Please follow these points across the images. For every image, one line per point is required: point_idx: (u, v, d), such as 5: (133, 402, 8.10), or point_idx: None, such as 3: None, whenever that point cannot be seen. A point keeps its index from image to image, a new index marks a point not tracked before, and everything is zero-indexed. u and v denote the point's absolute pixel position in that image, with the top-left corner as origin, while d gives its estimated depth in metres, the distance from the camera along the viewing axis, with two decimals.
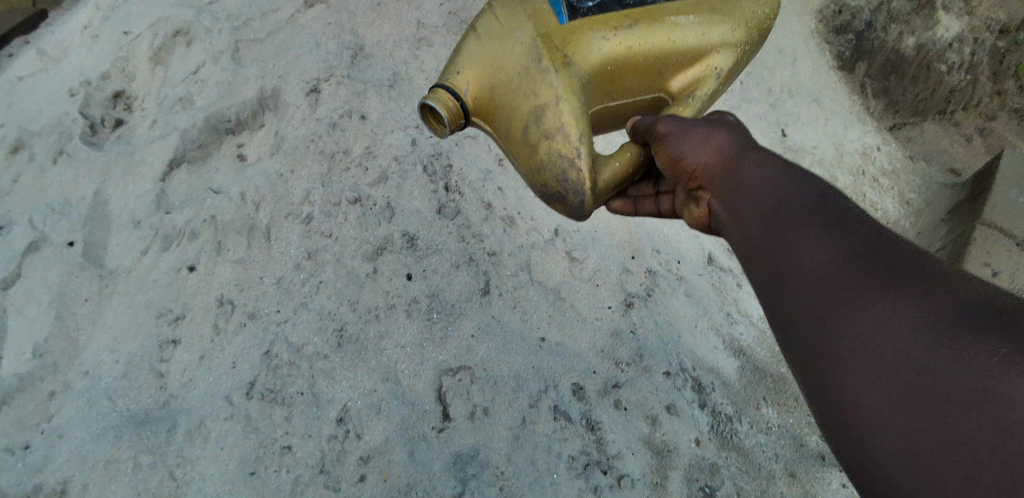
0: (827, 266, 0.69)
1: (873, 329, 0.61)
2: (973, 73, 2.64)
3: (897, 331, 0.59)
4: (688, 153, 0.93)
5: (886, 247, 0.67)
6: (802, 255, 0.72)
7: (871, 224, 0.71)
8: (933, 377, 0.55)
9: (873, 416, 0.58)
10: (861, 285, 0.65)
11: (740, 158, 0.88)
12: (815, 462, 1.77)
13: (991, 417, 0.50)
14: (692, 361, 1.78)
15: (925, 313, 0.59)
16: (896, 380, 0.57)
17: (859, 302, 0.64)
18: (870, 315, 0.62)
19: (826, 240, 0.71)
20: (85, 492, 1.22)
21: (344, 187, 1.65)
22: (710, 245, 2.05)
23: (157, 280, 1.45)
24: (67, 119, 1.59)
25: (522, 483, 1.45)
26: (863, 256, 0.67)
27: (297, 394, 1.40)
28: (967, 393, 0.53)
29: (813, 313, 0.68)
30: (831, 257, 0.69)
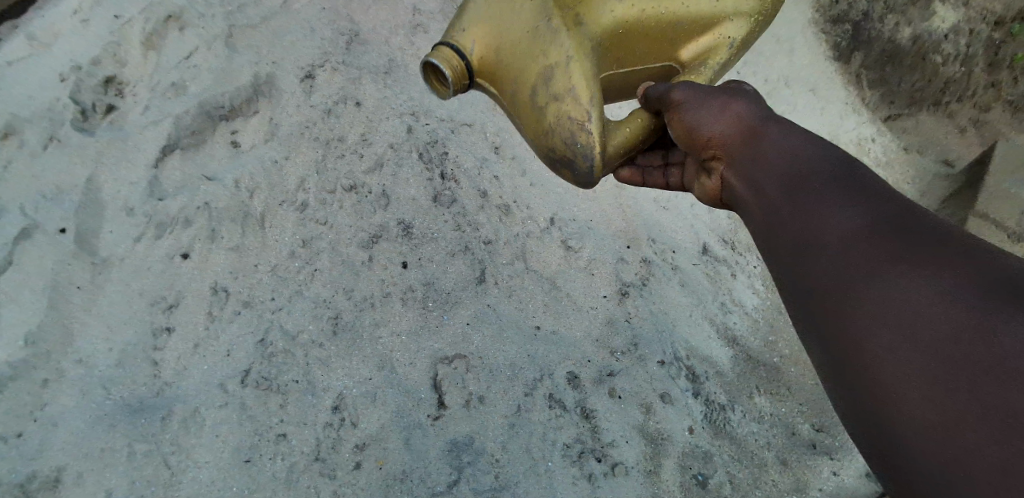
0: (835, 253, 0.72)
1: (879, 314, 0.63)
2: (967, 66, 2.58)
3: (901, 316, 0.61)
4: (703, 126, 0.95)
5: (894, 228, 0.69)
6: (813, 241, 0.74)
7: (880, 204, 0.73)
8: (934, 358, 0.57)
9: (883, 396, 0.60)
10: (867, 271, 0.67)
11: (758, 137, 0.91)
12: (806, 451, 1.80)
13: (995, 398, 0.52)
14: (686, 350, 1.79)
15: (930, 291, 0.61)
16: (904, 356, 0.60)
17: (869, 281, 0.66)
18: (878, 297, 0.64)
19: (838, 225, 0.73)
20: (80, 479, 1.21)
21: (339, 175, 1.64)
22: (705, 235, 2.06)
23: (151, 268, 1.44)
24: (57, 104, 1.55)
25: (517, 470, 1.45)
26: (870, 240, 0.69)
27: (293, 382, 1.40)
28: (974, 361, 0.54)
29: (823, 298, 0.70)
30: (839, 240, 0.71)
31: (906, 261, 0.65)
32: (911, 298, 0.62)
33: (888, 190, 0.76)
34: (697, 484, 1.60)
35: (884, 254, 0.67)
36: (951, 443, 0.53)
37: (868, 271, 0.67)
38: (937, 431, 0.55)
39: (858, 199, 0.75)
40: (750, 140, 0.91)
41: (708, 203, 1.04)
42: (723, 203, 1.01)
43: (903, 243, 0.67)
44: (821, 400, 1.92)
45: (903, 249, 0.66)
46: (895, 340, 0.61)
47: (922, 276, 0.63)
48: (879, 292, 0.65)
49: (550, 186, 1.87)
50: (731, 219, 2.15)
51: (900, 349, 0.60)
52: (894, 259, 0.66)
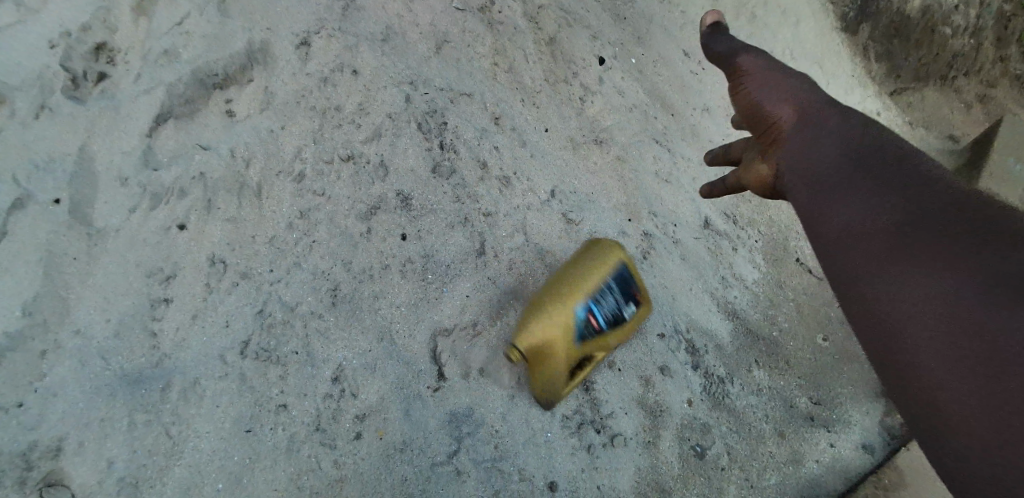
0: (856, 245, 0.81)
1: (887, 303, 0.74)
2: (977, 39, 2.69)
3: (908, 306, 0.72)
4: (774, 113, 1.05)
5: (917, 223, 0.77)
6: (842, 227, 0.85)
7: (899, 193, 0.82)
8: (937, 347, 0.67)
9: (898, 368, 0.71)
10: (885, 263, 0.77)
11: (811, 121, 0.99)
12: (803, 423, 1.81)
13: (997, 383, 0.62)
14: (686, 323, 1.79)
15: (933, 275, 0.71)
16: (914, 332, 0.70)
17: (883, 264, 0.77)
18: (890, 281, 0.75)
19: (852, 218, 0.84)
20: (81, 449, 1.21)
21: (336, 145, 1.62)
22: (707, 209, 2.04)
23: (146, 239, 1.42)
24: (47, 72, 1.49)
25: (517, 441, 1.46)
26: (892, 237, 0.78)
27: (293, 353, 1.40)
28: (979, 343, 0.64)
29: (842, 280, 0.82)
30: (864, 228, 0.82)
31: (924, 255, 0.74)
32: (921, 288, 0.71)
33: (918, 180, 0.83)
34: (695, 455, 1.61)
35: (903, 248, 0.76)
36: (952, 424, 0.64)
37: (887, 264, 0.76)
38: (935, 410, 0.66)
39: (886, 197, 0.83)
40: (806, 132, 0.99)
41: (757, 192, 1.06)
42: (774, 192, 1.03)
43: (923, 237, 0.75)
44: (819, 374, 1.93)
45: (921, 245, 0.75)
46: (902, 327, 0.71)
47: (935, 268, 0.72)
48: (890, 282, 0.75)
49: (550, 159, 1.86)
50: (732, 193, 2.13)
51: (903, 335, 0.71)
52: (910, 253, 0.75)
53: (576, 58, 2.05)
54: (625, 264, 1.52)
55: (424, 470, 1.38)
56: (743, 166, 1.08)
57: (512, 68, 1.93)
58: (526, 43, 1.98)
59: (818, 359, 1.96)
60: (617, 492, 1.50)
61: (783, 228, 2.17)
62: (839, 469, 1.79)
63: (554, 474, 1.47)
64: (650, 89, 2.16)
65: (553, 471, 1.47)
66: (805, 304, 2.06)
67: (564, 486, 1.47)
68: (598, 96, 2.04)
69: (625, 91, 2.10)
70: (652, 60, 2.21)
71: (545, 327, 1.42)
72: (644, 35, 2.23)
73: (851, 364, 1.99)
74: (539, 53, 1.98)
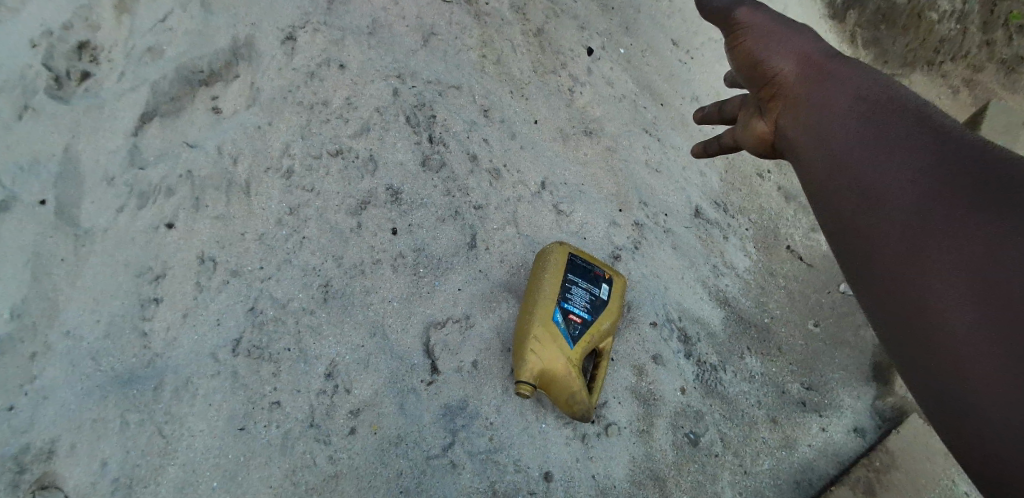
0: (860, 219, 0.74)
1: (891, 283, 0.67)
2: (963, 23, 2.70)
3: (911, 284, 0.65)
4: (773, 62, 0.94)
5: (920, 187, 0.69)
6: (846, 175, 0.78)
7: (909, 133, 0.74)
8: (943, 325, 0.60)
9: (902, 318, 0.65)
10: (891, 234, 0.69)
11: (821, 67, 0.90)
12: (796, 409, 1.83)
13: (997, 317, 0.56)
14: (678, 312, 1.80)
15: (941, 216, 0.65)
16: (919, 277, 0.64)
17: (887, 212, 0.71)
18: (895, 227, 0.69)
19: (862, 161, 0.77)
20: (73, 451, 1.20)
21: (324, 140, 1.61)
22: (697, 198, 2.05)
23: (135, 238, 1.41)
24: (30, 71, 1.46)
25: (511, 432, 1.47)
26: (893, 206, 0.70)
27: (285, 350, 1.39)
28: (982, 286, 0.58)
29: (850, 230, 0.75)
30: (868, 176, 0.75)
31: (931, 225, 0.65)
32: (923, 263, 0.64)
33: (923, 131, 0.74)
34: (688, 442, 1.62)
35: (904, 220, 0.69)
36: (959, 370, 0.58)
37: (894, 239, 0.69)
38: (938, 355, 0.60)
39: (885, 160, 0.74)
40: (806, 87, 0.90)
41: (756, 151, 0.99)
42: (774, 151, 0.97)
43: (923, 205, 0.67)
44: (810, 360, 1.94)
45: (924, 213, 0.67)
46: (905, 308, 0.65)
47: (937, 239, 0.64)
48: (892, 254, 0.69)
49: (540, 150, 1.86)
50: (723, 182, 2.14)
51: (910, 281, 0.65)
52: (911, 223, 0.68)
53: (564, 49, 2.04)
54: (569, 259, 1.54)
55: (420, 464, 1.38)
56: (741, 124, 1.01)
57: (500, 60, 1.93)
58: (514, 34, 1.97)
59: (809, 345, 1.97)
60: (612, 480, 1.51)
61: (774, 215, 2.19)
62: (833, 453, 1.80)
63: (549, 464, 1.47)
64: (638, 79, 2.16)
65: (548, 461, 1.47)
66: (797, 290, 2.07)
67: (559, 476, 1.47)
68: (587, 87, 2.03)
69: (614, 81, 2.09)
70: (640, 50, 2.21)
71: (549, 352, 1.42)
72: (632, 25, 2.23)
73: (842, 349, 2.01)
74: (526, 44, 1.98)
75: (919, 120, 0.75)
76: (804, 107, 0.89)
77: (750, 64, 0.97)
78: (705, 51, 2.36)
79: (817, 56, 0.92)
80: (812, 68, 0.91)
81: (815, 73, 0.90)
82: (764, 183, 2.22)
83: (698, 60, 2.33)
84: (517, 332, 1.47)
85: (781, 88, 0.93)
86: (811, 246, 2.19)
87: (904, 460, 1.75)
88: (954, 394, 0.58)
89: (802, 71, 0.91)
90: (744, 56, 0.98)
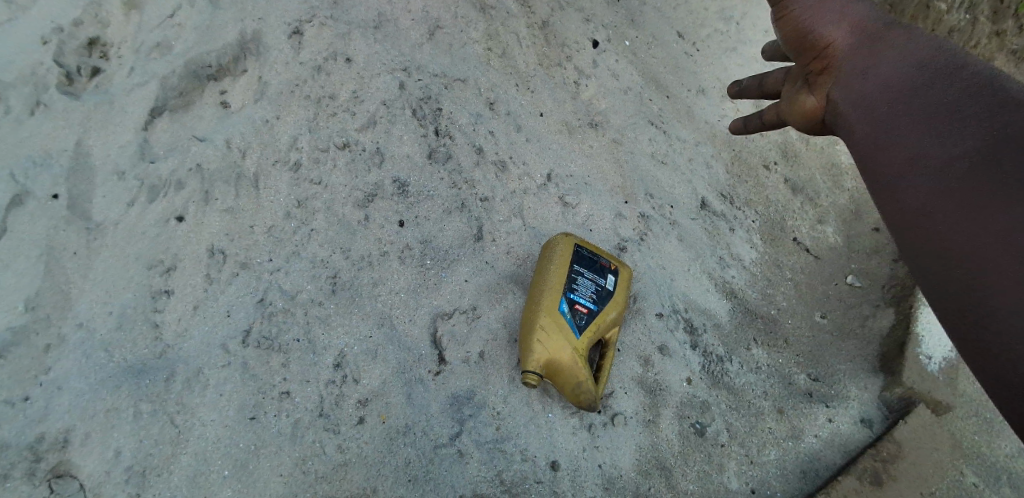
0: (904, 196, 0.77)
1: (932, 256, 0.72)
2: (972, 13, 2.67)
3: (950, 256, 0.70)
4: (826, 38, 0.96)
5: (950, 173, 0.73)
6: (890, 156, 0.81)
7: (945, 113, 0.77)
8: (983, 297, 0.65)
9: (944, 291, 0.70)
10: (929, 209, 0.74)
11: (873, 42, 0.92)
12: (803, 399, 1.83)
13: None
14: (684, 303, 1.81)
15: (968, 194, 0.70)
16: (957, 251, 0.70)
17: (923, 190, 0.75)
18: (932, 205, 0.74)
19: (904, 144, 0.80)
20: (87, 440, 1.22)
21: (332, 133, 1.62)
22: (703, 191, 2.04)
23: (145, 231, 1.42)
24: (40, 68, 1.48)
25: (518, 422, 1.48)
26: (932, 191, 0.74)
27: (294, 341, 1.41)
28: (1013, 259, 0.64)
29: (896, 207, 0.79)
30: (909, 158, 0.78)
31: (966, 201, 0.70)
32: (954, 249, 0.70)
33: (952, 112, 0.76)
34: (695, 432, 1.63)
35: (936, 208, 0.73)
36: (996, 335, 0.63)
37: (935, 214, 0.73)
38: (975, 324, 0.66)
39: (919, 148, 0.77)
40: (855, 62, 0.92)
41: (801, 127, 1.01)
42: (818, 127, 0.99)
43: (949, 192, 0.72)
44: (818, 351, 1.94)
45: (950, 201, 0.72)
46: (948, 282, 0.70)
47: (963, 228, 0.70)
48: (935, 230, 0.73)
49: (545, 143, 1.86)
50: (729, 174, 2.13)
51: (951, 257, 0.70)
52: (938, 210, 0.73)
53: (569, 41, 2.04)
54: (576, 249, 1.55)
55: (428, 453, 1.40)
56: (786, 99, 1.03)
57: (505, 53, 1.93)
58: (519, 27, 1.98)
59: (816, 336, 1.97)
60: (618, 470, 1.52)
61: (781, 208, 2.17)
62: (839, 444, 1.79)
63: (556, 454, 1.48)
64: (644, 71, 2.16)
65: (554, 450, 1.48)
66: (803, 282, 2.07)
67: (566, 466, 1.48)
68: (593, 80, 2.04)
69: (619, 73, 2.09)
70: (646, 42, 2.21)
71: (554, 342, 1.43)
72: (637, 18, 2.22)
73: (850, 340, 2.00)
74: (532, 37, 1.99)
75: (957, 95, 0.77)
76: (851, 84, 0.91)
77: (799, 34, 1.00)
78: (712, 43, 2.34)
79: (869, 31, 0.94)
80: (867, 37, 0.93)
81: (867, 46, 0.92)
82: (771, 175, 2.21)
83: (704, 51, 2.32)
84: (524, 320, 1.48)
85: (832, 59, 0.95)
86: (818, 238, 2.17)
87: (914, 451, 1.74)
88: (985, 372, 0.64)
89: (855, 44, 0.93)
90: (794, 33, 1.00)
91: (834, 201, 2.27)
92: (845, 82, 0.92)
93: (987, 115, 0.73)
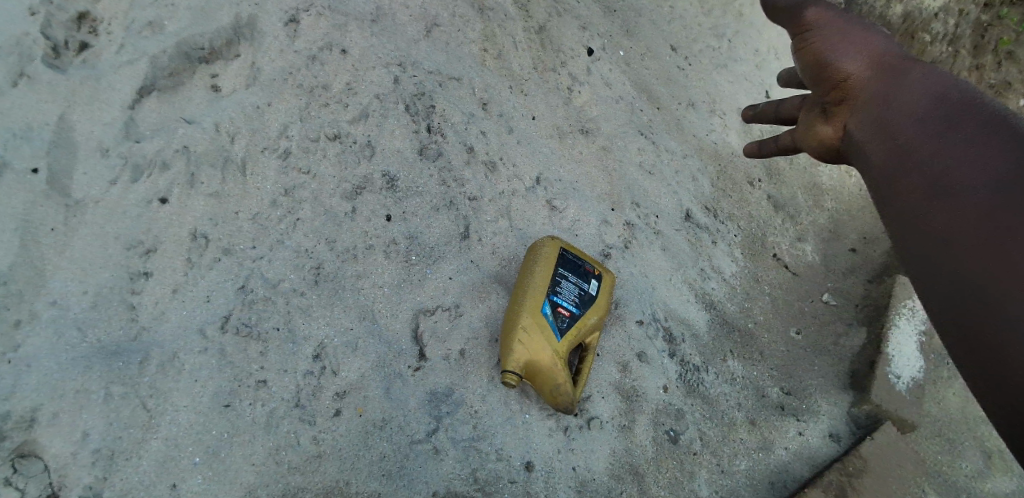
0: (913, 202, 0.80)
1: (936, 256, 0.74)
2: (954, 46, 2.76)
3: (952, 254, 0.72)
4: (843, 66, 1.00)
5: (961, 178, 0.75)
6: (905, 166, 0.83)
7: (953, 123, 0.80)
8: (980, 292, 0.67)
9: (945, 291, 0.72)
10: (937, 213, 0.76)
11: (890, 70, 0.95)
12: (774, 412, 1.86)
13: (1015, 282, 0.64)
14: (664, 312, 1.83)
15: (971, 196, 0.73)
16: (959, 251, 0.72)
17: (932, 196, 0.78)
18: (939, 209, 0.76)
19: (915, 154, 0.83)
20: (55, 420, 1.20)
21: (323, 123, 1.61)
22: (688, 202, 2.07)
23: (127, 211, 1.40)
24: (26, 39, 1.45)
25: (494, 422, 1.48)
26: (941, 194, 0.77)
27: (273, 329, 1.40)
28: (1006, 256, 0.66)
29: (905, 213, 0.81)
30: (920, 166, 0.81)
31: (969, 203, 0.73)
32: (964, 251, 0.71)
33: (960, 123, 0.80)
34: (668, 439, 1.65)
35: (951, 212, 0.74)
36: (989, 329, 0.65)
37: (941, 217, 0.76)
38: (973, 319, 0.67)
39: (936, 157, 0.79)
40: (870, 90, 0.95)
41: (816, 153, 1.06)
42: (832, 153, 1.03)
43: (966, 197, 0.73)
44: (792, 366, 1.98)
45: (964, 204, 0.73)
46: (948, 282, 0.72)
47: (964, 227, 0.72)
48: (939, 232, 0.75)
49: (536, 146, 1.88)
50: (714, 188, 2.17)
51: (952, 257, 0.72)
52: (944, 212, 0.75)
53: (565, 47, 2.06)
54: (562, 252, 1.57)
55: (403, 448, 1.39)
56: (803, 126, 1.08)
57: (501, 55, 1.94)
58: (516, 30, 1.99)
59: (790, 351, 2.01)
60: (592, 473, 1.53)
61: (762, 223, 2.21)
62: (808, 457, 1.82)
63: (531, 455, 1.48)
64: (636, 81, 2.19)
65: (530, 451, 1.49)
66: (780, 298, 2.10)
67: (540, 467, 1.48)
68: (586, 86, 2.05)
69: (612, 82, 2.12)
70: (640, 53, 2.24)
71: (536, 344, 1.44)
72: (632, 29, 2.26)
73: (823, 357, 2.04)
74: (528, 41, 2.00)
75: (965, 108, 0.81)
76: (868, 109, 0.94)
77: (816, 64, 1.04)
78: (705, 57, 2.38)
79: (887, 59, 0.98)
80: (884, 67, 0.97)
81: (883, 76, 0.95)
82: (754, 191, 2.24)
83: (697, 66, 2.35)
84: (506, 319, 1.49)
85: (849, 87, 0.99)
86: (797, 255, 2.21)
87: (879, 468, 1.77)
88: (988, 373, 0.64)
89: (871, 74, 0.97)
90: (812, 59, 1.05)
91: (813, 220, 2.32)
92: (859, 111, 0.96)
93: (989, 125, 0.77)
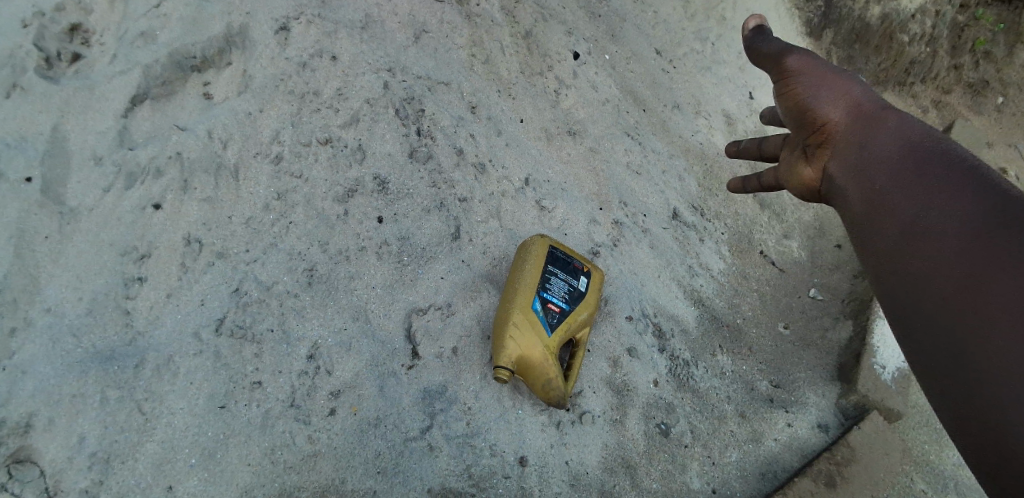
0: (903, 242, 0.79)
1: (931, 293, 0.73)
2: (932, 46, 2.83)
3: (946, 288, 0.72)
4: (822, 110, 0.98)
5: (952, 215, 0.75)
6: (894, 207, 0.82)
7: (933, 164, 0.82)
8: (975, 319, 0.67)
9: (938, 322, 0.71)
10: (930, 253, 0.75)
11: (869, 116, 0.94)
12: (764, 404, 1.89)
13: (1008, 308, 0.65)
14: (653, 308, 1.86)
15: (962, 231, 0.73)
16: (952, 285, 0.71)
17: (926, 231, 0.77)
18: (931, 247, 0.75)
19: (900, 192, 0.82)
20: (51, 425, 1.21)
21: (314, 128, 1.64)
22: (675, 201, 2.11)
23: (122, 217, 1.42)
24: (19, 51, 1.49)
25: (488, 417, 1.50)
26: (935, 231, 0.76)
27: (267, 331, 1.41)
28: (997, 282, 0.67)
29: (893, 254, 0.80)
30: (907, 206, 0.80)
31: (959, 235, 0.73)
32: (945, 287, 0.72)
33: (941, 165, 0.81)
34: (660, 432, 1.67)
35: (934, 249, 0.75)
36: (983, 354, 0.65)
37: (934, 255, 0.75)
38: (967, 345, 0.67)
39: (925, 195, 0.79)
40: (851, 137, 0.94)
41: (798, 193, 1.02)
42: (816, 196, 1.00)
43: (957, 227, 0.74)
44: (780, 359, 2.01)
45: (944, 240, 0.74)
46: (943, 314, 0.71)
47: (956, 262, 0.72)
48: (934, 269, 0.74)
49: (524, 148, 1.91)
50: (700, 187, 2.20)
51: (946, 292, 0.71)
52: (940, 249, 0.74)
53: (552, 52, 2.10)
54: (552, 251, 1.59)
55: (397, 446, 1.41)
56: (785, 166, 1.04)
57: (489, 60, 1.98)
58: (503, 36, 2.03)
59: (779, 346, 2.04)
60: (585, 467, 1.55)
61: (748, 221, 2.24)
62: (798, 448, 1.85)
63: (524, 450, 1.50)
64: (622, 84, 2.23)
65: (523, 446, 1.51)
66: (768, 294, 2.14)
67: (534, 462, 1.50)
68: (572, 89, 2.09)
69: (598, 85, 2.16)
70: (625, 57, 2.28)
71: (526, 339, 1.46)
72: (617, 34, 2.30)
73: (810, 350, 2.07)
74: (515, 46, 2.04)
75: (942, 153, 0.82)
76: (848, 151, 0.93)
77: (800, 109, 1.02)
78: (688, 60, 2.43)
79: (867, 104, 0.97)
80: (863, 116, 0.95)
81: (864, 124, 0.94)
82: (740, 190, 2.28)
83: (681, 69, 2.40)
84: (499, 315, 1.51)
85: (831, 133, 0.97)
86: (784, 252, 2.25)
87: (867, 458, 1.79)
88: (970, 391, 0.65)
89: (852, 122, 0.95)
90: (791, 102, 1.03)
91: (798, 218, 2.36)
92: (841, 155, 0.94)
93: (965, 167, 0.79)
